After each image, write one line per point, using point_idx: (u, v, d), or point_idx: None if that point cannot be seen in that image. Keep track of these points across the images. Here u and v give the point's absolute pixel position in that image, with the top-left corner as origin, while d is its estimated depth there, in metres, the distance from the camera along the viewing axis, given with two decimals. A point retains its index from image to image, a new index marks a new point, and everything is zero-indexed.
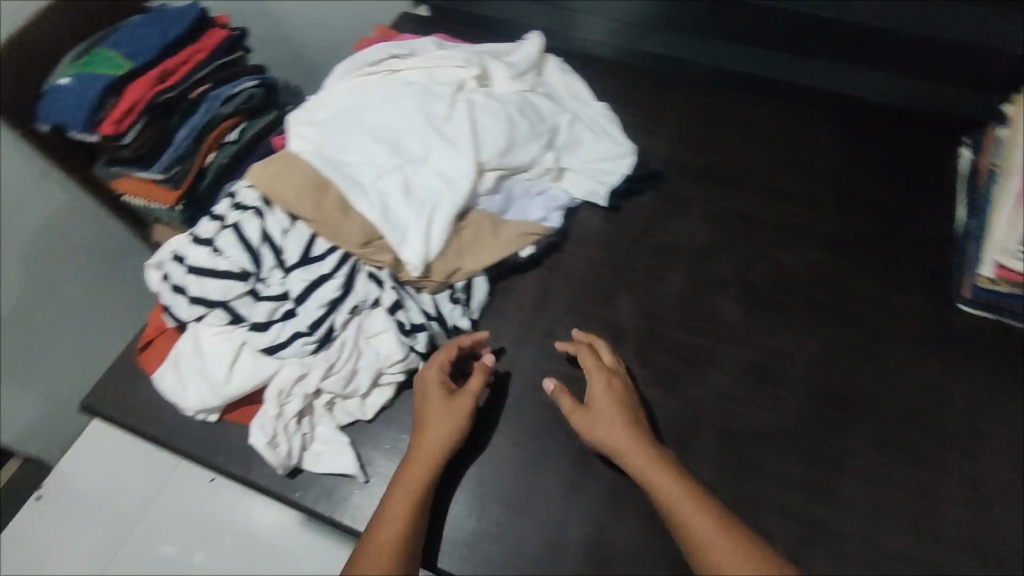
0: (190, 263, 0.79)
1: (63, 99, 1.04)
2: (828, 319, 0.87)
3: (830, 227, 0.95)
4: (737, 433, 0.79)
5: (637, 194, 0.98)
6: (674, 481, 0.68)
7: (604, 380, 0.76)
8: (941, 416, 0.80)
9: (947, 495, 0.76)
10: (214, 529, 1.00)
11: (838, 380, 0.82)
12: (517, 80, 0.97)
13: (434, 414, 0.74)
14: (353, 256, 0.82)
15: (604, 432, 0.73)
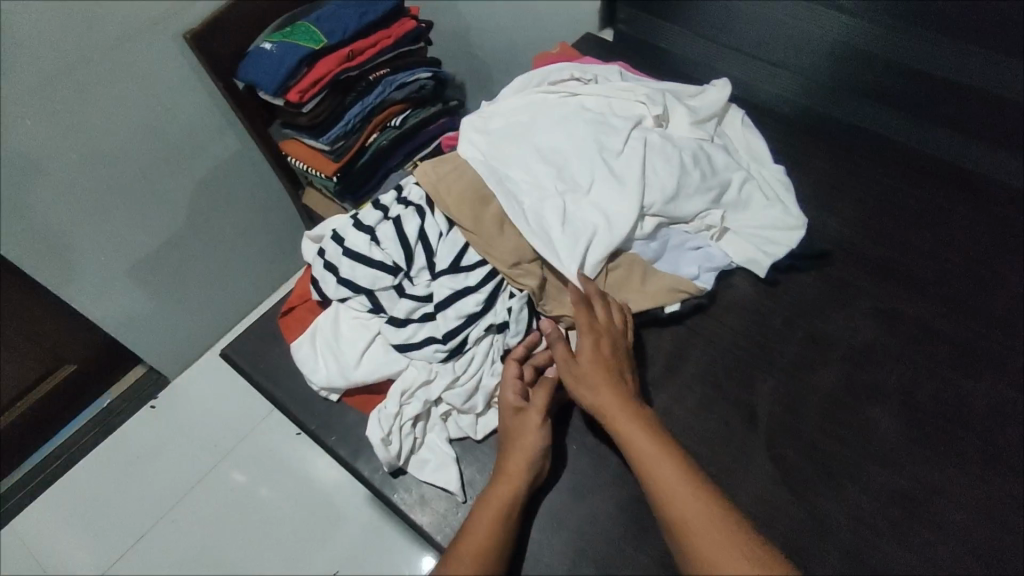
0: (346, 245, 0.80)
1: (263, 61, 1.12)
2: (1002, 465, 0.76)
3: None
4: (868, 566, 0.71)
5: (798, 269, 0.91)
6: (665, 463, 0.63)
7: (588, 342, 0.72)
8: None
9: None
10: (286, 477, 1.06)
11: (997, 534, 0.72)
12: (695, 127, 0.92)
13: (522, 444, 0.72)
14: (500, 274, 0.80)
15: (602, 405, 0.69)
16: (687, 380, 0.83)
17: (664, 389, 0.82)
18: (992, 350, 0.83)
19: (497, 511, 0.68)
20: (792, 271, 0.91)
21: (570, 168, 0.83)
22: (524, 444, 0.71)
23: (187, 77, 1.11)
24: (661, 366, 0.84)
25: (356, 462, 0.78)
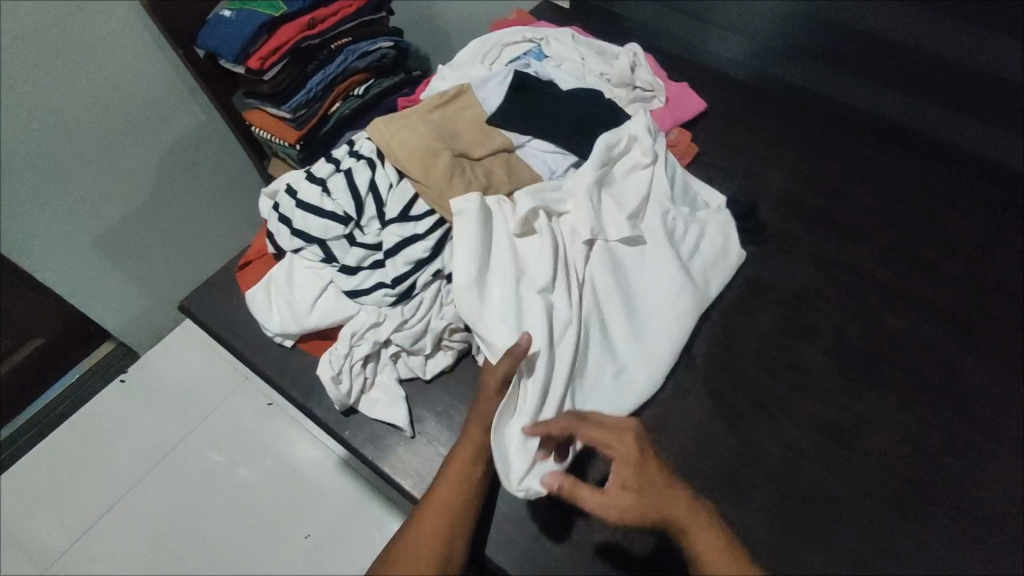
0: (299, 197, 0.83)
1: (223, 28, 1.12)
2: (921, 395, 0.81)
3: (945, 301, 0.88)
4: (795, 488, 0.75)
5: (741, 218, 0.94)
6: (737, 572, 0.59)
7: (625, 458, 0.62)
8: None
9: None
10: (261, 450, 1.13)
11: (914, 457, 0.77)
12: (635, 168, 0.89)
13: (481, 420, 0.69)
14: (447, 223, 0.83)
15: (666, 524, 0.60)
16: None
17: None
18: (919, 293, 0.89)
19: (454, 488, 0.65)
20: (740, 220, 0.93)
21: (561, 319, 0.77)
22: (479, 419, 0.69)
23: (147, 40, 1.11)
24: None
25: (310, 403, 0.81)
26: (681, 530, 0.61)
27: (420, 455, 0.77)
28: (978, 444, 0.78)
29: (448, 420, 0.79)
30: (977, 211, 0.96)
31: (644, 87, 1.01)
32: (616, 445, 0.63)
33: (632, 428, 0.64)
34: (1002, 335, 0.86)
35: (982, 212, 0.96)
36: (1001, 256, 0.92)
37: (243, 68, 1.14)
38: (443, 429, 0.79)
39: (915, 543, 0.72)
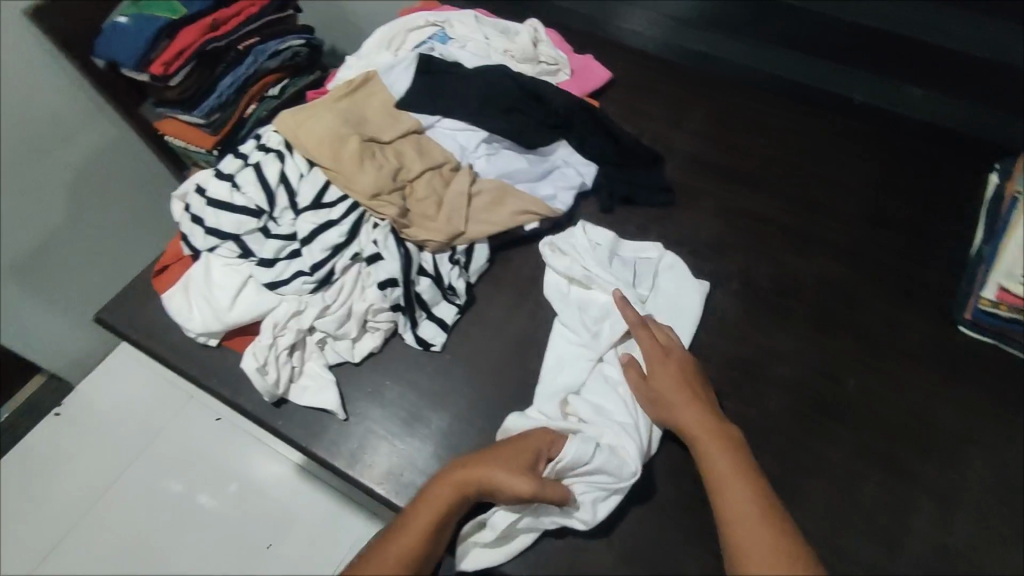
0: (209, 196, 0.83)
1: (119, 37, 1.05)
2: (824, 325, 0.87)
3: (843, 237, 0.94)
4: None
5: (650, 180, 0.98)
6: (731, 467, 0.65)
7: (659, 361, 0.75)
8: (925, 432, 0.79)
9: (920, 511, 0.75)
10: (220, 475, 1.04)
11: (821, 382, 0.83)
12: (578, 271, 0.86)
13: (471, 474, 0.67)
14: (361, 206, 0.84)
15: (682, 422, 0.70)
16: None
17: (530, 299, 0.88)
18: (821, 236, 0.94)
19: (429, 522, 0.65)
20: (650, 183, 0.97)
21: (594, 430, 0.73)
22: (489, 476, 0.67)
23: (36, 55, 1.04)
24: (526, 279, 0.90)
25: (239, 398, 0.81)
26: (699, 440, 0.69)
27: (355, 436, 0.79)
28: (884, 367, 0.84)
29: (379, 399, 0.81)
30: (869, 152, 1.02)
31: (548, 62, 1.05)
32: (652, 352, 0.76)
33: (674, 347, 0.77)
34: (901, 265, 0.91)
35: (875, 153, 1.01)
36: (898, 194, 0.97)
37: (146, 76, 1.06)
38: (375, 408, 0.80)
39: (830, 465, 0.77)
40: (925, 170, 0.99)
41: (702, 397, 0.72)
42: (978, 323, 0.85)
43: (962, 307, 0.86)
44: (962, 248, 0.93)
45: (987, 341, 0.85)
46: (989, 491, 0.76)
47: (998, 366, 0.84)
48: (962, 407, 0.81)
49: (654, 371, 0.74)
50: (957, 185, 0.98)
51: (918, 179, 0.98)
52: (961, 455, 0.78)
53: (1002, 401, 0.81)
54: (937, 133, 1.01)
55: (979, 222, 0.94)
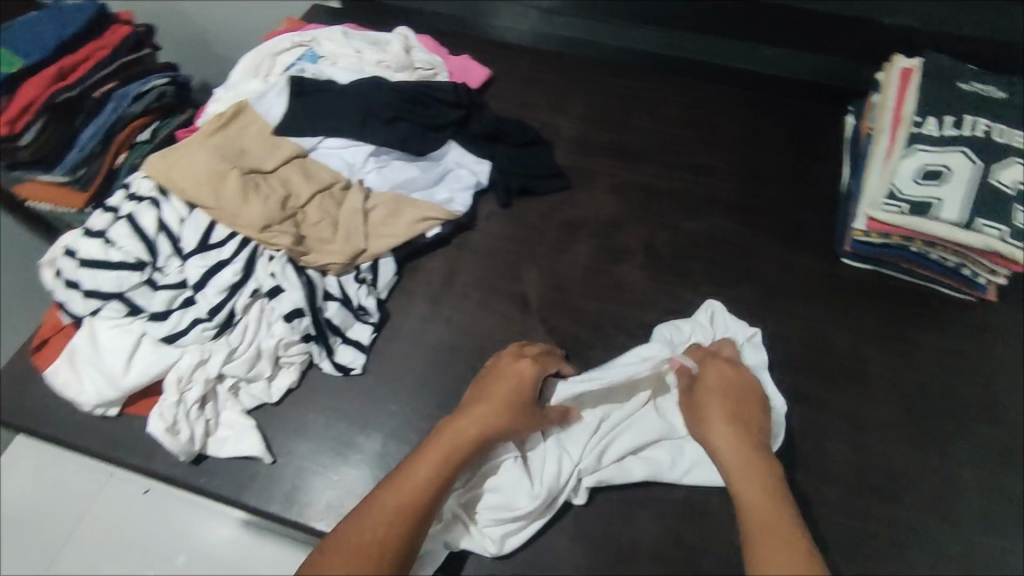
0: (81, 257, 0.77)
1: None
2: (725, 280, 0.92)
3: (731, 193, 0.99)
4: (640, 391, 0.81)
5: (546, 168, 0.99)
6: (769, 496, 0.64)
7: (717, 381, 0.74)
8: (827, 362, 0.86)
9: (832, 436, 0.81)
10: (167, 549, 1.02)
11: None
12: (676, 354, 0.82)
13: (474, 419, 0.70)
14: (253, 240, 0.80)
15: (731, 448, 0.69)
16: (463, 290, 0.89)
17: (445, 305, 0.88)
18: (712, 194, 0.99)
19: (428, 479, 0.65)
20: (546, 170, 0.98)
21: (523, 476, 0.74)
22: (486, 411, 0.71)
23: None
24: (437, 285, 0.90)
25: (154, 464, 0.76)
26: (740, 463, 0.67)
27: (286, 477, 0.76)
28: (782, 309, 0.90)
29: (305, 434, 0.78)
30: (744, 109, 1.06)
31: (424, 68, 1.02)
32: (713, 373, 0.75)
33: (744, 374, 0.75)
34: (786, 210, 0.97)
35: (749, 108, 1.06)
36: (774, 143, 1.03)
37: None
38: (302, 445, 0.78)
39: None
40: (793, 117, 1.05)
41: (751, 427, 0.71)
42: (857, 252, 0.90)
43: (841, 242, 0.92)
44: (833, 187, 1.01)
45: (867, 268, 0.92)
46: (889, 405, 0.83)
47: (881, 289, 0.91)
48: (855, 333, 0.88)
49: (705, 392, 0.74)
50: (825, 128, 1.05)
51: (789, 127, 1.04)
52: (861, 377, 0.85)
53: (888, 321, 0.89)
54: (802, 78, 1.06)
55: (844, 158, 1.00)
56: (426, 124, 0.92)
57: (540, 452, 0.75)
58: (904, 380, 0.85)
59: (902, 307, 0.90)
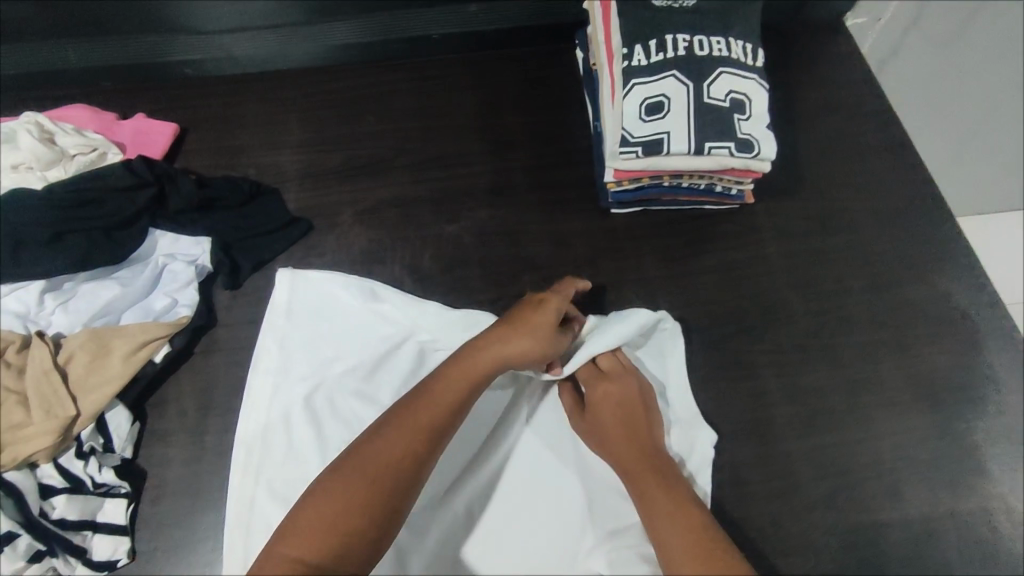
0: None
1: None
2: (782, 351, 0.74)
3: (791, 237, 0.80)
4: None
5: (567, 218, 0.82)
6: (663, 495, 0.59)
7: (599, 390, 0.67)
8: (906, 462, 0.68)
9: (912, 559, 0.64)
10: None
11: (791, 428, 0.69)
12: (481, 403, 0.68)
13: (481, 357, 0.61)
14: (262, 397, 0.70)
15: (617, 449, 0.64)
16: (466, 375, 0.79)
17: None
18: (774, 223, 0.81)
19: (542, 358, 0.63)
20: (571, 198, 0.84)
21: (387, 366, 0.72)
22: (532, 333, 0.62)
23: None
24: None
25: None
26: (624, 458, 0.63)
27: None
28: (857, 371, 0.72)
29: None
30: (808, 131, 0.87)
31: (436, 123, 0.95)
32: (597, 380, 0.67)
33: (629, 385, 0.67)
34: (860, 246, 0.79)
35: (812, 113, 0.88)
36: (843, 155, 0.85)
37: None
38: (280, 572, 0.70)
39: (803, 495, 0.66)
40: (867, 128, 0.88)
41: (644, 436, 0.64)
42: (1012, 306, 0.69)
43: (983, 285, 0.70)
44: (919, 225, 0.81)
45: (955, 333, 0.75)
46: (978, 514, 0.66)
47: (972, 358, 0.73)
48: (942, 420, 0.70)
49: (591, 396, 0.67)
50: (904, 141, 0.87)
51: (863, 141, 0.87)
52: (947, 482, 0.67)
53: (979, 402, 0.71)
54: (867, 98, 0.90)
55: (939, 198, 0.83)
56: (438, 177, 0.86)
57: (549, 421, 0.70)
58: (993, 466, 0.68)
59: (991, 372, 0.73)
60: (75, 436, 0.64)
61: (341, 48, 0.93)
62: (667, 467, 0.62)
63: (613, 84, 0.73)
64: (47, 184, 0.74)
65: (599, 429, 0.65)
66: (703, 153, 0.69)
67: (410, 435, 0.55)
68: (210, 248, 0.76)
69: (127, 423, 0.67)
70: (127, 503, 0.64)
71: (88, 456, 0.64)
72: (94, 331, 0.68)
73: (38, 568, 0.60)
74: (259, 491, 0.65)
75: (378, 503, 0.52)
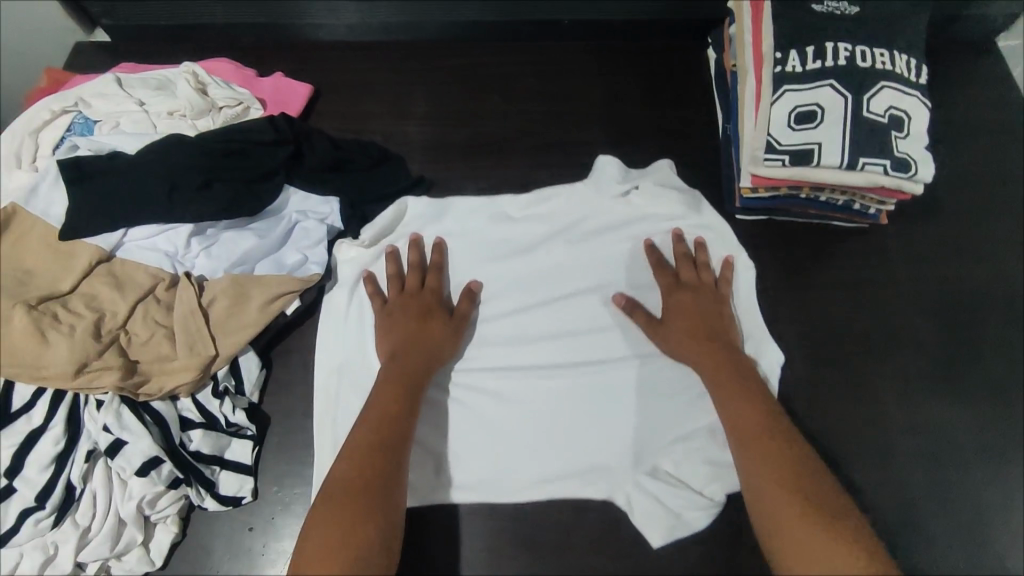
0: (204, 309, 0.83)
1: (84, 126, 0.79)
2: (904, 378, 0.72)
3: (923, 262, 0.77)
4: None
5: None
6: (745, 401, 0.62)
7: (679, 304, 0.70)
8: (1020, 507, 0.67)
9: None
10: None
11: (903, 455, 0.69)
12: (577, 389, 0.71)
13: (414, 368, 0.67)
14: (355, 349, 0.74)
15: (695, 358, 0.67)
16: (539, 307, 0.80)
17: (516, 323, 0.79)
18: (906, 247, 0.78)
19: (442, 332, 0.70)
20: None
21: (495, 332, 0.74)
22: (445, 336, 0.70)
23: None
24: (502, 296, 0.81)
25: None
26: (707, 366, 0.66)
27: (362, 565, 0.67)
28: (981, 412, 0.71)
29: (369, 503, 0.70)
30: (952, 155, 0.83)
31: None
32: (678, 295, 0.71)
33: (706, 294, 0.71)
34: (998, 279, 0.76)
35: (956, 134, 0.84)
36: (988, 183, 0.81)
37: (107, 129, 0.78)
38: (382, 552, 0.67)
39: (909, 524, 0.66)
40: (1014, 157, 0.83)
41: (719, 340, 0.68)
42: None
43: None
44: None
45: None
46: None
47: None
48: None
49: (671, 316, 0.70)
50: None
51: (1010, 171, 0.82)
52: None
53: None
54: (1017, 125, 0.85)
55: None
56: (559, 163, 0.86)
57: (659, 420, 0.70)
58: None
59: None
60: (212, 375, 0.67)
61: (472, 26, 0.94)
62: (737, 357, 0.66)
63: (760, 87, 0.71)
64: (198, 133, 0.77)
65: (676, 334, 0.69)
66: (856, 168, 0.67)
67: (375, 436, 0.60)
68: (339, 207, 0.79)
69: (255, 367, 0.71)
70: (253, 446, 0.68)
71: (223, 396, 0.68)
72: (236, 279, 0.71)
73: (173, 496, 0.64)
74: (357, 394, 0.72)
75: (366, 489, 0.56)
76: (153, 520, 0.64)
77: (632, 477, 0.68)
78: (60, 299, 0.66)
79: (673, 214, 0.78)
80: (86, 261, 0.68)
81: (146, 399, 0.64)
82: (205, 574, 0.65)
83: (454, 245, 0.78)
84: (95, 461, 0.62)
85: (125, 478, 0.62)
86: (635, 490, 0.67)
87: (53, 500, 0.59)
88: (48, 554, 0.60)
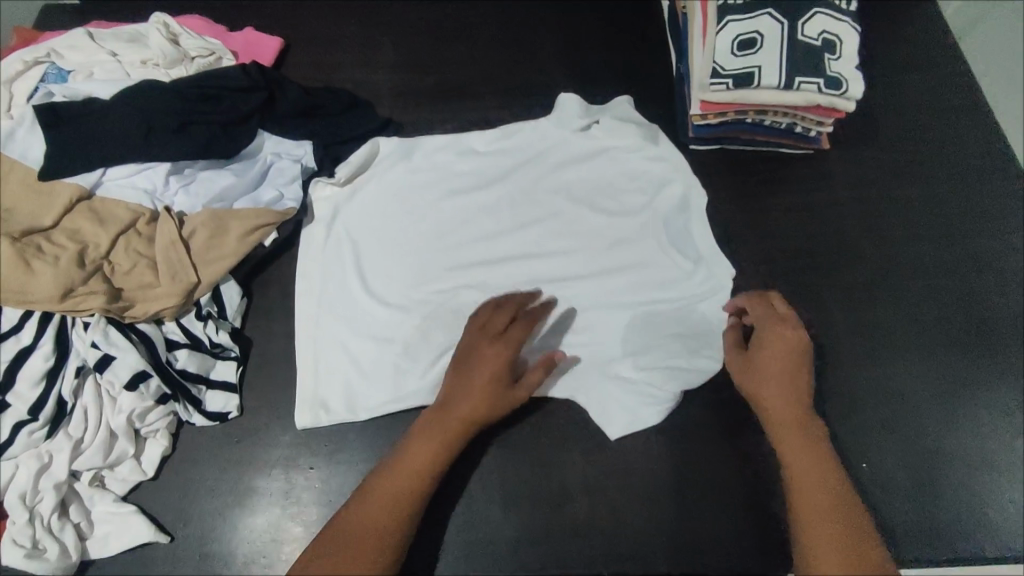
0: None
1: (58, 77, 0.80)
2: (846, 286, 0.78)
3: (863, 183, 0.83)
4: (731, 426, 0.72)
5: None
6: (806, 444, 0.63)
7: (769, 341, 0.68)
8: (954, 395, 0.73)
9: (949, 478, 0.70)
10: None
11: (846, 354, 0.75)
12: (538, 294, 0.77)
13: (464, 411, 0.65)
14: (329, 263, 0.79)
15: (768, 396, 0.66)
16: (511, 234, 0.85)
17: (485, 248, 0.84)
18: (847, 170, 0.84)
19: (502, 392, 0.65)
20: None
21: (462, 246, 0.79)
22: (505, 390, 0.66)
23: None
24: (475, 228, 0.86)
25: None
26: (779, 406, 0.65)
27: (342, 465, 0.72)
28: (918, 313, 0.77)
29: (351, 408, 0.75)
30: (888, 87, 0.89)
31: None
32: (763, 331, 0.69)
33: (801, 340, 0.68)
34: (931, 196, 0.82)
35: (891, 68, 0.90)
36: (921, 111, 0.88)
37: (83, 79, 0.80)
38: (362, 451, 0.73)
39: (852, 414, 0.72)
40: (945, 86, 0.89)
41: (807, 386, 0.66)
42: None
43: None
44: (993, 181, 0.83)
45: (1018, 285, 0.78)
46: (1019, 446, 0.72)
47: None
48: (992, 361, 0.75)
49: (758, 350, 0.68)
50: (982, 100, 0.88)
51: (941, 98, 0.88)
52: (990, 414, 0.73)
53: None
54: (948, 58, 0.91)
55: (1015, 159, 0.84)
56: (522, 105, 0.91)
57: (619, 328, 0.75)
58: None
59: None
60: (195, 302, 0.71)
61: None
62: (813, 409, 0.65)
63: (706, 21, 0.76)
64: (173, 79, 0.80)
65: (757, 369, 0.67)
66: (793, 88, 0.72)
67: (416, 470, 0.63)
68: (313, 150, 0.82)
69: (237, 297, 0.75)
70: (237, 366, 0.72)
71: (206, 320, 0.72)
72: (215, 213, 0.73)
73: (162, 411, 0.68)
74: (333, 312, 0.76)
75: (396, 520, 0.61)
76: (143, 434, 0.68)
77: (602, 390, 0.72)
78: (43, 233, 0.68)
79: (631, 145, 0.83)
80: (67, 197, 0.70)
81: (132, 322, 0.68)
82: (195, 484, 0.69)
83: (423, 176, 0.83)
84: (84, 378, 0.66)
85: (114, 394, 0.66)
86: (604, 396, 0.72)
87: (46, 413, 0.62)
88: (43, 462, 0.63)
